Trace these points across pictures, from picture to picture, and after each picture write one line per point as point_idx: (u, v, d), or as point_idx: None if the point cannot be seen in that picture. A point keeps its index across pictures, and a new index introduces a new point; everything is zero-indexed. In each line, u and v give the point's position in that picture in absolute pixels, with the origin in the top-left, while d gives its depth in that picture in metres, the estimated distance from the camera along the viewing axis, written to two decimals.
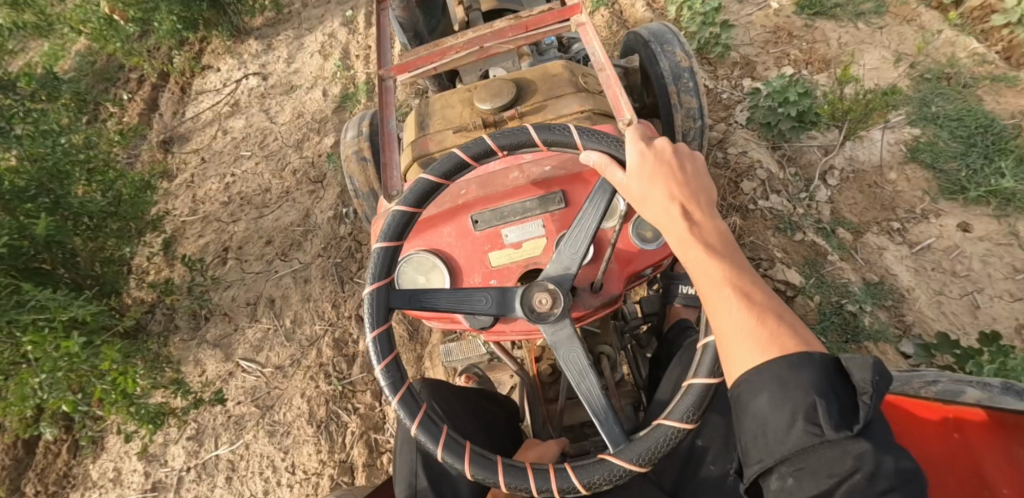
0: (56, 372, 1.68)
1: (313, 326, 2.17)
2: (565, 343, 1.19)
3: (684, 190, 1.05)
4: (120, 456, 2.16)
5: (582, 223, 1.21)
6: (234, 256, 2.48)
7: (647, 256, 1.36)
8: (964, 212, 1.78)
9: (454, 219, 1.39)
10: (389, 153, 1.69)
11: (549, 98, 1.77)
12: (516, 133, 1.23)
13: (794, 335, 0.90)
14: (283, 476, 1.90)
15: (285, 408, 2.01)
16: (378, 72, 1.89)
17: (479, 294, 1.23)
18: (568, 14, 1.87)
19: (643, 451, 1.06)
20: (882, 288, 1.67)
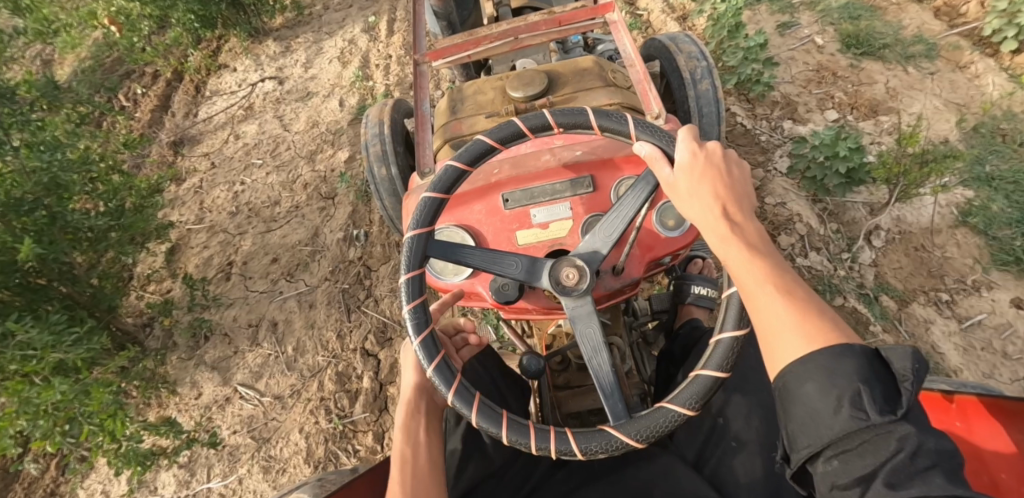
0: (38, 413, 1.62)
1: (316, 356, 2.07)
2: (582, 318, 1.07)
3: (728, 189, 0.97)
4: (109, 479, 2.08)
5: (621, 209, 1.12)
6: (239, 271, 2.39)
7: (668, 243, 1.26)
8: (1017, 286, 1.65)
9: (484, 196, 1.33)
10: (423, 135, 1.64)
11: (579, 90, 1.66)
12: (575, 114, 1.11)
13: (836, 330, 0.82)
14: None
15: (282, 443, 1.92)
16: (413, 58, 1.85)
17: (509, 257, 1.12)
18: (602, 10, 1.78)
19: (645, 427, 0.97)
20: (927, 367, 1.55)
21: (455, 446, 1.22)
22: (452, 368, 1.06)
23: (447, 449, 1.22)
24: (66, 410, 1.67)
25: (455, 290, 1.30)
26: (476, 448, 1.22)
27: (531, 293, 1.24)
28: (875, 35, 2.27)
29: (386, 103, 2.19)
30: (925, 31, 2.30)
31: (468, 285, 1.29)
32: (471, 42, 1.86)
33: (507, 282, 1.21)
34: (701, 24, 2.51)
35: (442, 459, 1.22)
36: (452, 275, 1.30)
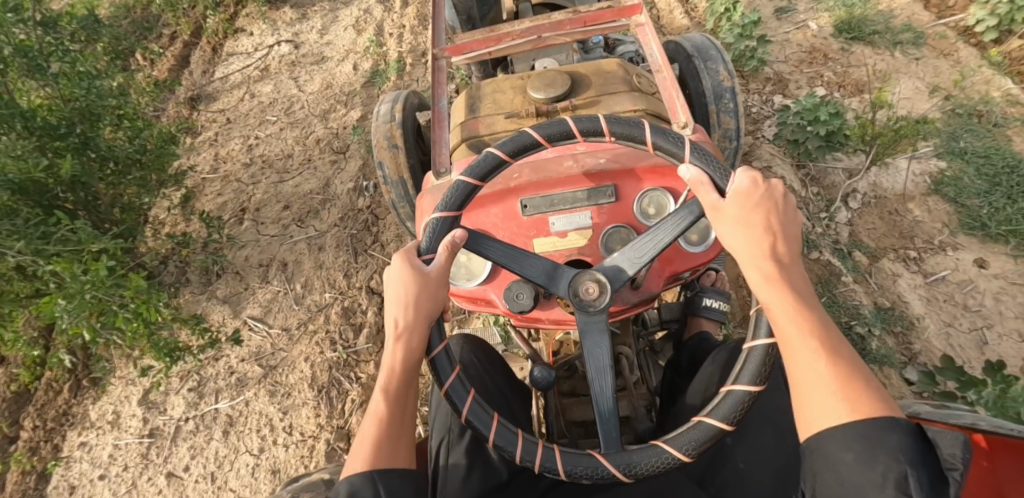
0: (83, 296, 1.69)
1: (323, 293, 2.18)
2: (594, 335, 1.10)
3: (780, 227, 0.96)
4: (120, 400, 2.17)
5: (657, 234, 1.11)
6: (251, 217, 2.51)
7: (689, 259, 1.28)
8: (981, 248, 1.79)
9: (502, 200, 1.33)
10: (439, 131, 1.68)
11: (602, 93, 1.73)
12: (633, 126, 1.09)
13: (881, 400, 0.81)
14: (279, 436, 1.90)
15: (288, 370, 2.03)
16: (432, 52, 1.95)
17: (531, 258, 1.14)
18: (629, 13, 1.90)
19: (633, 460, 0.97)
20: (892, 314, 1.67)
21: (454, 459, 1.14)
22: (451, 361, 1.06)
23: (444, 462, 1.14)
24: (103, 303, 1.78)
25: (468, 295, 1.33)
26: (476, 460, 1.14)
27: (545, 302, 1.28)
28: (866, 22, 2.40)
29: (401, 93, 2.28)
30: (914, 21, 2.43)
31: (481, 291, 1.31)
32: (492, 39, 1.96)
33: (522, 293, 1.23)
34: (702, 7, 2.63)
35: (442, 472, 1.13)
36: (465, 281, 1.31)
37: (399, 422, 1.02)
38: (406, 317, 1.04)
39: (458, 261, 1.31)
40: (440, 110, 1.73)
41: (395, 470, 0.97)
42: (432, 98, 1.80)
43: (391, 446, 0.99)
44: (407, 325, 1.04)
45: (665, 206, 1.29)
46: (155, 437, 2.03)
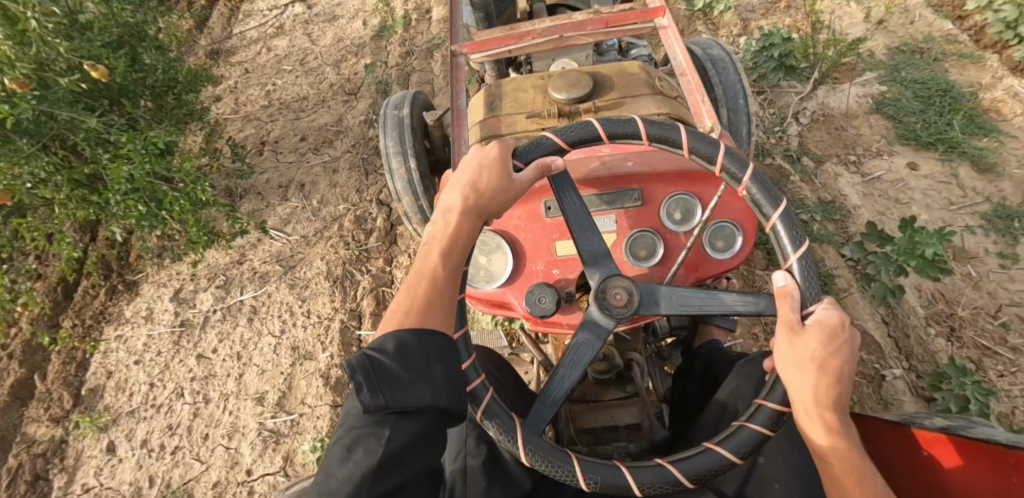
0: (143, 166, 1.90)
1: (337, 206, 2.44)
2: (592, 331, 1.09)
3: (842, 374, 0.90)
4: (152, 299, 2.41)
5: (709, 298, 1.08)
6: (270, 148, 2.76)
7: (713, 266, 1.36)
8: (915, 155, 2.05)
9: (525, 203, 1.44)
10: (460, 129, 1.77)
11: (627, 96, 1.67)
12: (771, 198, 1.03)
13: None
14: (299, 319, 2.16)
15: (306, 267, 2.29)
16: (452, 49, 2.01)
17: (592, 234, 1.11)
18: (652, 15, 1.99)
19: (547, 454, 0.98)
20: (833, 206, 1.94)
21: (476, 463, 1.20)
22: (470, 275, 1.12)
23: (467, 465, 1.20)
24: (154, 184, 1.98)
25: (488, 297, 1.41)
26: (499, 473, 1.19)
27: (567, 306, 1.36)
28: None
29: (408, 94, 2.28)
30: None
31: (501, 294, 1.40)
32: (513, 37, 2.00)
33: (545, 297, 1.31)
34: None
35: (462, 482, 1.18)
36: (485, 283, 1.40)
37: (443, 294, 1.03)
38: (478, 200, 1.06)
39: (479, 264, 1.41)
40: (459, 107, 1.80)
41: (436, 331, 0.98)
42: (450, 96, 1.88)
43: (433, 311, 1.01)
44: (476, 208, 1.07)
45: (690, 211, 1.37)
46: (187, 328, 2.27)
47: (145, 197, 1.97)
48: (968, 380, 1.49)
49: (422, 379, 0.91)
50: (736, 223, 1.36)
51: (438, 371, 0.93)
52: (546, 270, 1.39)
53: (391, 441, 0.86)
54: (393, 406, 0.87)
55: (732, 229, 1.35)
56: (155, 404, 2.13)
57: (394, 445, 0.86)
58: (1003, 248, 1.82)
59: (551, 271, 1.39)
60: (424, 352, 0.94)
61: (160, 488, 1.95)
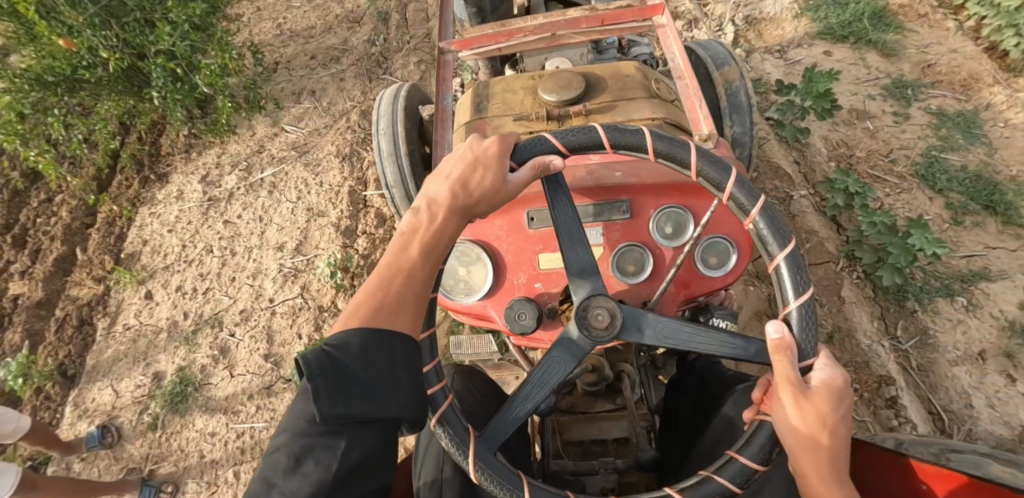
0: (183, 31, 2.31)
1: (345, 104, 2.81)
2: (562, 352, 1.00)
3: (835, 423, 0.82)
4: (182, 184, 2.75)
5: (700, 333, 0.99)
6: (284, 66, 3.06)
7: (706, 283, 1.27)
8: (831, 46, 2.45)
9: (506, 212, 1.33)
10: (443, 131, 1.70)
11: (618, 99, 1.64)
12: (776, 236, 0.93)
13: None
14: (313, 186, 2.54)
15: (318, 150, 2.66)
16: (440, 45, 1.94)
17: (580, 248, 1.02)
18: (650, 13, 1.86)
19: (500, 473, 0.92)
20: (759, 82, 2.33)
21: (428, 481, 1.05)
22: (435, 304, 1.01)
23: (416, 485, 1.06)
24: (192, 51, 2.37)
25: (468, 310, 1.34)
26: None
27: (549, 322, 1.27)
28: None
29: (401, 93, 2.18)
30: None
31: (481, 307, 1.33)
32: (503, 34, 1.91)
33: (525, 313, 1.21)
34: None
35: None
36: (464, 296, 1.32)
37: (414, 293, 0.93)
38: (467, 198, 0.97)
39: (457, 275, 1.33)
40: (443, 108, 1.74)
41: (397, 333, 0.88)
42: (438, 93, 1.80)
43: (401, 312, 0.91)
44: (464, 207, 0.97)
45: (683, 225, 1.25)
46: (214, 203, 2.62)
47: (182, 63, 2.38)
48: (850, 178, 1.88)
49: (385, 387, 0.83)
50: (732, 239, 1.25)
51: (403, 379, 0.85)
52: (527, 283, 1.30)
53: (347, 456, 0.79)
54: (355, 417, 0.79)
55: (727, 245, 1.25)
56: (188, 259, 2.48)
57: (351, 459, 0.79)
58: (898, 109, 2.21)
59: (533, 285, 1.30)
60: (388, 356, 0.85)
61: (193, 319, 2.29)
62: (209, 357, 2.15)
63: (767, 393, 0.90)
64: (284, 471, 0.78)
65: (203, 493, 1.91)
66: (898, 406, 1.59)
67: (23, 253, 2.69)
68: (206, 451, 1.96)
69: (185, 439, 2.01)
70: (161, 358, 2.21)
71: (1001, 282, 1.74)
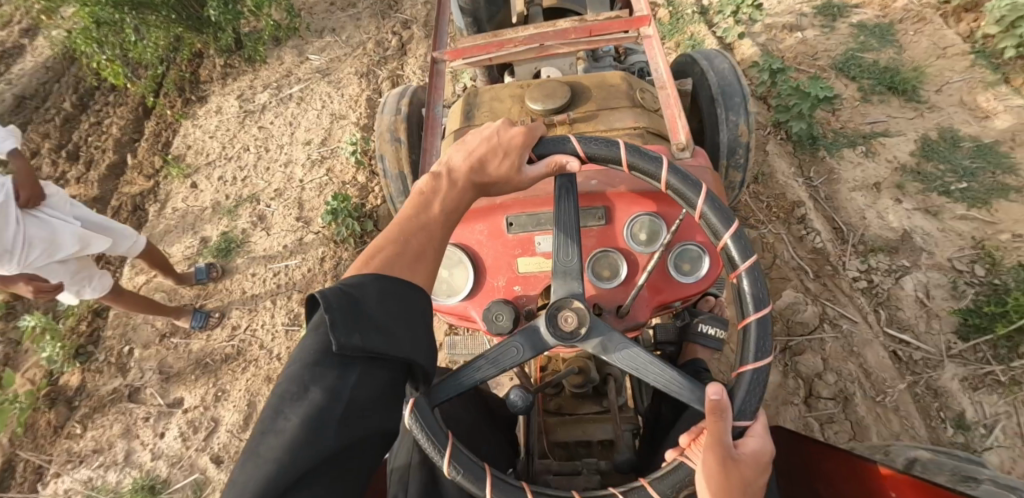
0: None
1: (362, 37, 3.25)
2: (527, 339, 0.99)
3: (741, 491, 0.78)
4: (220, 101, 3.16)
5: (654, 367, 0.95)
6: (307, 12, 3.44)
7: (678, 289, 1.21)
8: None
9: (486, 216, 1.26)
10: (431, 139, 1.66)
11: (603, 108, 1.59)
12: (753, 291, 0.91)
13: None
14: (336, 97, 2.96)
15: (340, 71, 3.09)
16: (432, 56, 1.87)
17: (572, 248, 1.00)
18: (636, 25, 1.80)
19: (429, 426, 0.89)
20: (711, 7, 2.80)
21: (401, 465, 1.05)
22: None
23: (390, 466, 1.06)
24: None
25: (448, 311, 1.28)
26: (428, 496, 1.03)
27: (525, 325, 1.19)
28: None
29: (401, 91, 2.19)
30: None
31: (462, 308, 1.25)
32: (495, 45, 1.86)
33: (502, 314, 1.13)
34: None
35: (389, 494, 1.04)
36: (445, 296, 1.26)
37: (425, 247, 0.97)
38: (482, 177, 1.03)
39: (439, 276, 1.27)
40: (433, 116, 1.69)
41: (410, 283, 0.91)
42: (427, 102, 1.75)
43: (418, 262, 0.95)
44: (480, 183, 1.04)
45: (657, 232, 1.18)
46: (249, 114, 3.03)
47: None
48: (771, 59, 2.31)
49: (399, 329, 0.85)
50: (706, 246, 1.17)
51: (420, 328, 0.88)
52: (506, 286, 1.23)
53: (357, 389, 0.79)
54: (368, 350, 0.80)
55: (700, 252, 1.17)
56: (229, 157, 2.88)
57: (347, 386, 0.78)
58: (826, 24, 2.63)
59: (511, 289, 1.23)
60: (402, 303, 0.88)
61: (234, 198, 2.70)
62: (249, 223, 2.56)
63: (694, 438, 0.87)
64: (288, 396, 0.77)
65: (246, 317, 2.28)
66: (806, 221, 2.01)
67: (76, 163, 3.09)
68: (248, 288, 2.35)
69: (230, 280, 2.39)
70: (207, 228, 2.62)
71: (895, 137, 2.16)
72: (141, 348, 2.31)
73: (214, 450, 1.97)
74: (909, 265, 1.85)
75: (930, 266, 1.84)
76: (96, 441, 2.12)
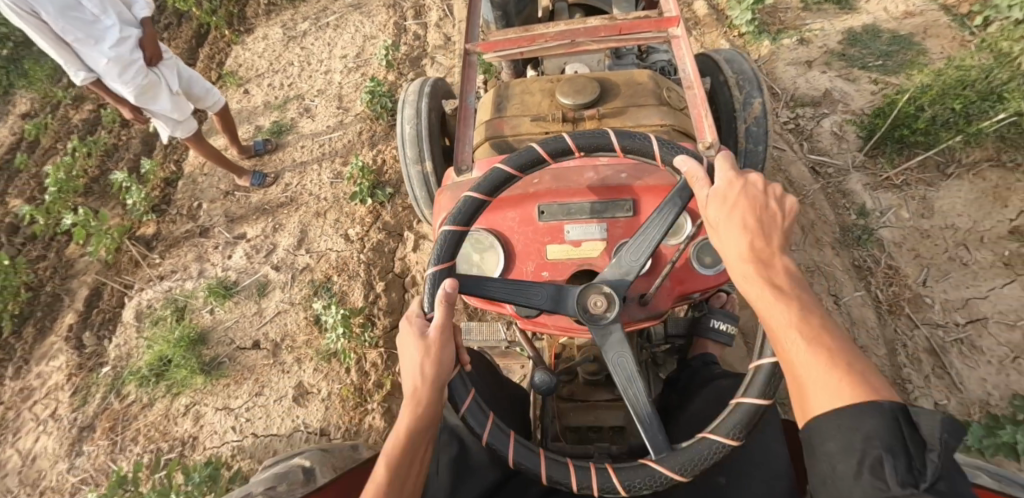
0: None
1: None
2: (615, 347, 1.09)
3: (764, 221, 0.94)
4: (267, 30, 3.59)
5: (643, 233, 1.11)
6: None
7: (702, 281, 1.28)
8: None
9: (519, 204, 1.36)
10: (464, 129, 1.71)
11: (630, 105, 1.75)
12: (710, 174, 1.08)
13: (867, 382, 0.81)
14: (367, 24, 3.43)
15: (370, 4, 3.56)
16: (464, 47, 1.90)
17: (535, 287, 1.13)
18: (667, 24, 1.83)
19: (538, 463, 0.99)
20: None
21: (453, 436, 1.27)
22: (466, 385, 1.05)
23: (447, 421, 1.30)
24: None
25: (478, 294, 1.36)
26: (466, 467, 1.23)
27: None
28: None
29: (422, 85, 2.27)
30: None
31: None
32: (525, 39, 1.87)
33: None
34: None
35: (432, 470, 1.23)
36: None
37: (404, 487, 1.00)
38: (420, 389, 1.01)
39: (470, 260, 1.34)
40: (464, 107, 1.73)
41: None
42: (460, 93, 1.80)
43: None
44: (420, 395, 1.01)
45: (682, 225, 1.28)
46: (293, 39, 3.48)
47: None
48: None
49: None
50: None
51: None
52: (535, 271, 1.31)
53: None
54: None
55: None
56: (276, 70, 3.33)
57: None
58: None
59: (540, 274, 1.31)
60: None
61: (281, 99, 3.18)
62: (297, 114, 3.06)
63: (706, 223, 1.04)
64: None
65: (297, 177, 2.77)
66: None
67: None
68: (298, 157, 2.84)
69: (282, 153, 2.89)
70: (261, 119, 3.11)
71: (824, 32, 2.65)
72: (208, 203, 2.79)
73: (274, 261, 2.44)
74: (829, 112, 2.35)
75: (845, 111, 2.33)
76: (173, 265, 2.58)
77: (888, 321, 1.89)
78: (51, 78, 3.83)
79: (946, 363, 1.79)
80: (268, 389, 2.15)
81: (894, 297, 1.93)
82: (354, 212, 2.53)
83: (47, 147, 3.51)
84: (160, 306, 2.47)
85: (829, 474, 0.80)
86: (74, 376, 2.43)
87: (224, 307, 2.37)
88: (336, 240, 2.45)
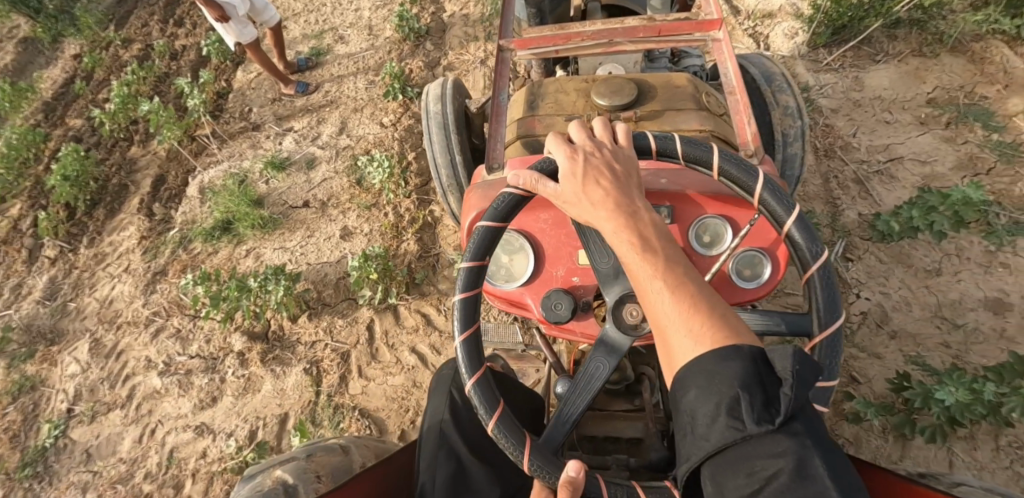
0: None
1: None
2: None
3: (611, 186, 0.92)
4: None
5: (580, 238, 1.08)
6: None
7: (741, 293, 1.22)
8: None
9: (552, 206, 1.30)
10: (496, 126, 1.68)
11: (668, 108, 1.71)
12: (744, 171, 1.03)
13: (727, 326, 0.77)
14: None
15: None
16: (498, 44, 1.93)
17: (589, 365, 1.07)
18: (708, 28, 1.84)
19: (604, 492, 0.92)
20: None
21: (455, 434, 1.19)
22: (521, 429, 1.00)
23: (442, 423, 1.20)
24: None
25: (505, 296, 1.33)
26: (462, 482, 1.14)
27: (582, 316, 1.25)
28: None
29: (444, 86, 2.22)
30: None
31: (518, 294, 1.31)
32: (561, 37, 1.92)
33: (561, 303, 1.21)
34: None
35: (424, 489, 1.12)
36: (505, 282, 1.31)
37: None
38: None
39: (499, 262, 1.32)
40: (499, 103, 1.72)
41: None
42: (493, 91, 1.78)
43: None
44: None
45: (722, 235, 1.23)
46: None
47: None
48: None
49: None
50: (766, 251, 1.21)
51: None
52: (565, 276, 1.27)
53: None
54: None
55: (762, 257, 1.20)
56: (314, 8, 3.78)
57: None
58: None
59: (570, 279, 1.27)
60: None
61: (315, 31, 3.65)
62: (335, 40, 3.54)
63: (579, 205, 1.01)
64: None
65: (334, 85, 3.25)
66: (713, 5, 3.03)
67: None
68: (336, 72, 3.32)
69: (320, 70, 3.37)
70: (300, 46, 3.58)
71: None
72: (259, 108, 3.25)
73: (321, 142, 2.92)
74: (783, 21, 2.85)
75: (799, 17, 2.82)
76: (230, 154, 3.03)
77: (824, 160, 2.37)
78: (100, 24, 4.24)
79: (869, 188, 2.25)
80: (319, 233, 2.57)
81: (830, 145, 2.41)
82: (388, 106, 2.99)
83: (102, 78, 3.95)
84: (221, 180, 2.92)
85: (688, 425, 0.74)
86: (144, 239, 2.83)
87: (279, 178, 2.81)
88: (373, 126, 2.91)
